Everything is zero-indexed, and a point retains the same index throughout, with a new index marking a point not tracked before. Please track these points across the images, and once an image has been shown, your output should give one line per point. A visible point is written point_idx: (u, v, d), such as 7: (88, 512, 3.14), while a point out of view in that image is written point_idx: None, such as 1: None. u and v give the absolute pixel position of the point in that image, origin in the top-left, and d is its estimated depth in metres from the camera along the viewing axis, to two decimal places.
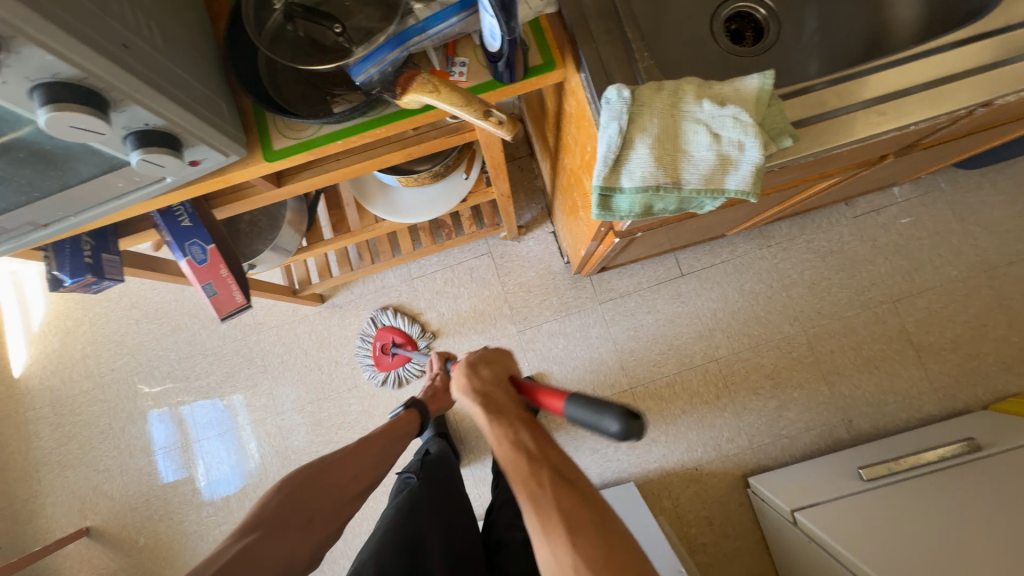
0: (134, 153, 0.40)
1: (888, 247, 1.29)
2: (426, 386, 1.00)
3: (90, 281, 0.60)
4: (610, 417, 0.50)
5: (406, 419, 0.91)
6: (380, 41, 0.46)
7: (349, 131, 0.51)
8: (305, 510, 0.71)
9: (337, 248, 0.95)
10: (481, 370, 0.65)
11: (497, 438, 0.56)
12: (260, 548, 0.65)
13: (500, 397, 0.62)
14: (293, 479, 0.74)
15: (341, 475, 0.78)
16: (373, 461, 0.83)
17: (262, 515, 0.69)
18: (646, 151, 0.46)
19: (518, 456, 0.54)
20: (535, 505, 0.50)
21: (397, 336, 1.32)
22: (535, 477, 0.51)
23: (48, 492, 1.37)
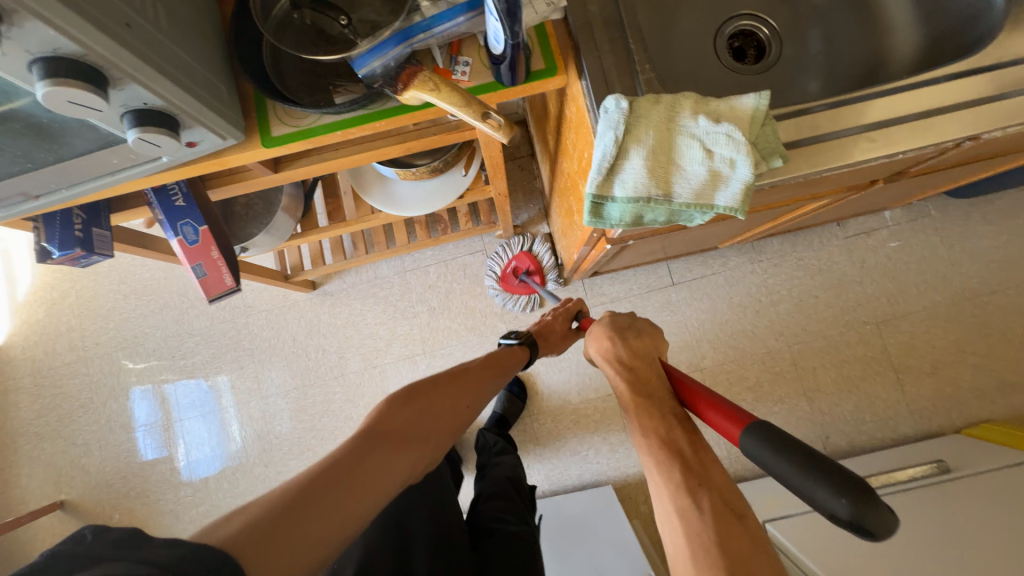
0: (130, 131, 0.40)
1: (875, 270, 1.31)
2: (539, 321, 0.93)
3: (78, 255, 0.60)
4: (832, 489, 0.43)
5: (514, 355, 0.82)
6: (384, 36, 0.46)
7: (348, 122, 0.52)
8: (424, 427, 0.64)
9: (331, 236, 0.95)
10: (630, 340, 0.71)
11: (645, 429, 0.58)
12: (381, 454, 0.57)
13: (649, 382, 0.65)
14: (430, 390, 0.68)
15: (468, 397, 0.72)
16: (474, 393, 0.73)
17: (386, 421, 0.61)
18: (640, 162, 0.47)
19: (671, 460, 0.54)
20: (687, 514, 0.49)
21: (530, 264, 1.28)
22: (687, 488, 0.51)
23: (24, 463, 1.36)
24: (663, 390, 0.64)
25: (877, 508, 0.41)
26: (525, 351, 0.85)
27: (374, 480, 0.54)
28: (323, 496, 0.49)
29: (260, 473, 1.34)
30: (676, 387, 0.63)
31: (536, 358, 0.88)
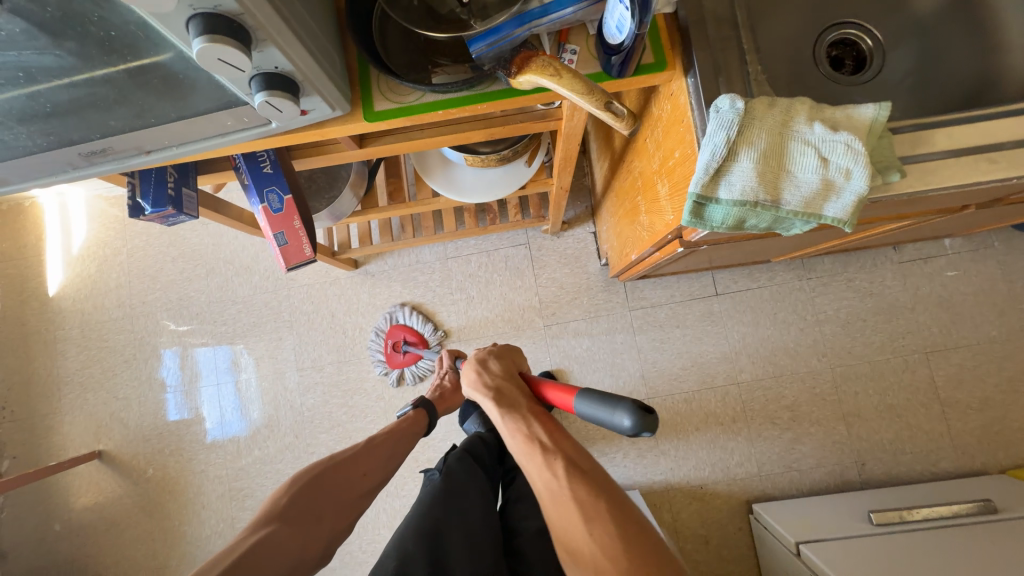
0: (258, 94, 0.41)
1: (929, 298, 1.27)
2: (432, 389, 1.00)
3: (168, 214, 0.61)
4: (622, 411, 0.51)
5: (412, 421, 0.87)
6: (502, 21, 0.46)
7: (451, 102, 0.51)
8: (315, 507, 0.66)
9: (389, 217, 0.96)
10: (492, 365, 0.73)
11: (513, 431, 0.62)
12: (273, 544, 0.59)
13: (511, 394, 0.67)
14: (327, 473, 0.69)
15: (370, 471, 0.74)
16: (374, 464, 0.75)
17: (281, 510, 0.63)
18: (750, 165, 0.46)
19: (531, 447, 0.59)
20: (552, 484, 0.55)
21: (410, 334, 1.33)
22: (551, 469, 0.56)
23: (67, 411, 1.41)
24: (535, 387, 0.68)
25: (647, 412, 0.50)
26: (422, 419, 0.89)
27: (261, 572, 0.56)
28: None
29: (289, 443, 1.36)
30: (534, 390, 0.68)
31: (436, 416, 0.93)
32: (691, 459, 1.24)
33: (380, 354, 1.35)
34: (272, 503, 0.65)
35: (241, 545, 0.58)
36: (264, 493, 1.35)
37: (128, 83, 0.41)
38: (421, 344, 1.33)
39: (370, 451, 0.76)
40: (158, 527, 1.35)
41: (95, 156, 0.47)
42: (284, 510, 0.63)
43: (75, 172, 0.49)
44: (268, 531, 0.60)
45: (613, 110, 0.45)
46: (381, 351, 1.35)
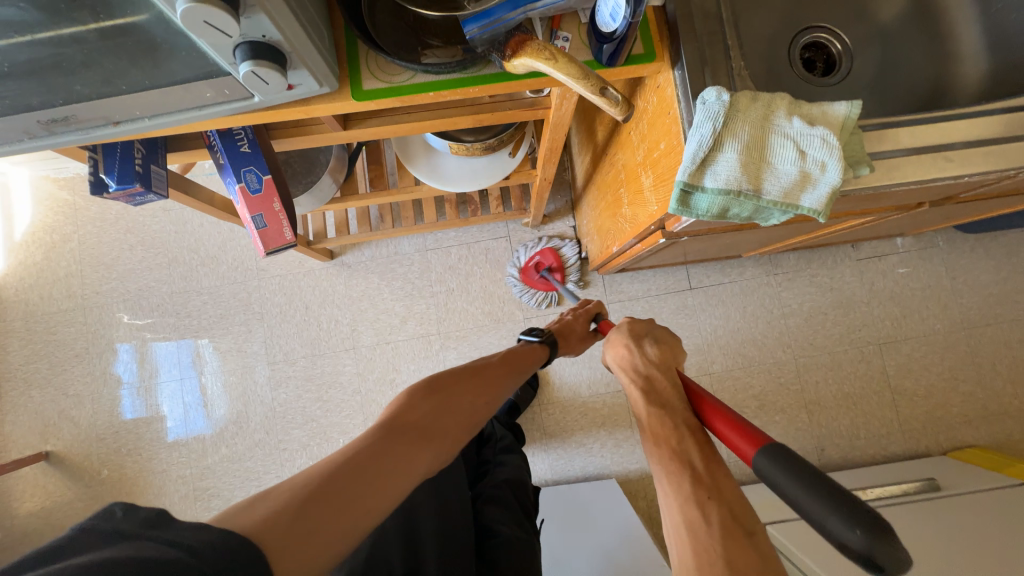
0: (243, 63, 0.39)
1: (883, 293, 1.36)
2: (558, 321, 0.91)
3: (135, 192, 0.57)
4: (845, 520, 0.36)
5: (532, 353, 0.80)
6: (497, 2, 0.45)
7: (442, 84, 0.51)
8: (443, 419, 0.58)
9: (370, 204, 0.94)
10: (649, 349, 0.64)
11: (656, 438, 0.52)
12: (401, 447, 0.51)
13: (665, 392, 0.58)
14: (449, 387, 0.61)
15: (488, 395, 0.65)
16: (493, 388, 0.67)
17: (405, 415, 0.55)
18: (734, 156, 0.48)
19: (680, 468, 0.48)
20: (695, 525, 0.44)
21: (553, 259, 1.28)
22: (699, 506, 0.45)
23: (8, 410, 1.30)
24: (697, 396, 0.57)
25: (893, 547, 0.34)
26: (540, 352, 0.82)
27: (391, 474, 0.48)
28: (337, 507, 0.42)
29: (260, 440, 1.31)
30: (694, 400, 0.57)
31: (554, 356, 0.86)
32: None
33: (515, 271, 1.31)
34: (392, 407, 0.57)
35: (362, 443, 0.50)
36: (231, 492, 1.29)
37: (100, 45, 0.38)
38: (561, 273, 1.29)
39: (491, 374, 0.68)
40: None
41: (57, 125, 0.44)
42: (405, 416, 0.55)
43: (34, 141, 0.46)
44: (394, 431, 0.52)
45: (609, 96, 0.45)
46: (517, 268, 1.31)
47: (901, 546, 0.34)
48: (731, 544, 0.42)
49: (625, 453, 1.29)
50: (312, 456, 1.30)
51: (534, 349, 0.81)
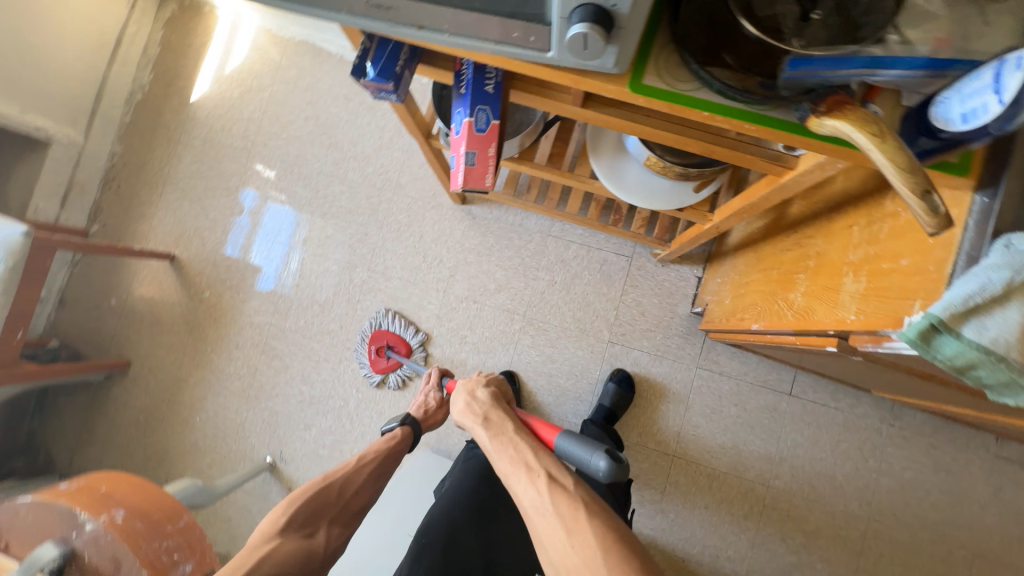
0: (578, 20, 0.38)
1: (1006, 504, 1.17)
2: (416, 407, 1.12)
3: (383, 87, 0.61)
4: (598, 454, 0.67)
5: (395, 439, 1.01)
6: (840, 55, 0.41)
7: (723, 109, 0.48)
8: (321, 496, 0.88)
9: (541, 175, 0.94)
10: (479, 390, 0.88)
11: (502, 454, 0.75)
12: (289, 552, 0.80)
13: (496, 414, 0.82)
14: (325, 493, 0.89)
15: (357, 467, 0.94)
16: (371, 463, 0.95)
17: (281, 530, 0.82)
18: (1019, 320, 0.41)
19: (512, 466, 0.73)
20: (534, 492, 0.69)
21: (397, 342, 1.34)
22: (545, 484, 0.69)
23: (161, 207, 1.50)
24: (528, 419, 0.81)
25: (618, 467, 0.65)
26: (405, 440, 1.03)
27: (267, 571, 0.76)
28: None
29: (331, 330, 1.41)
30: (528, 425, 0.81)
31: (421, 432, 1.08)
32: (686, 531, 1.22)
33: (365, 356, 1.36)
34: (277, 521, 0.84)
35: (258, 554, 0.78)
36: (291, 361, 1.41)
37: None
38: (405, 349, 1.35)
39: (370, 466, 0.95)
40: (192, 343, 1.44)
41: (377, 10, 0.47)
42: (282, 529, 0.83)
43: (346, 16, 0.49)
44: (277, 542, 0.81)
45: (928, 201, 0.38)
46: (367, 355, 1.36)
47: (624, 466, 0.66)
48: (556, 500, 0.67)
49: (644, 514, 1.24)
50: (368, 366, 1.38)
51: (399, 433, 1.03)
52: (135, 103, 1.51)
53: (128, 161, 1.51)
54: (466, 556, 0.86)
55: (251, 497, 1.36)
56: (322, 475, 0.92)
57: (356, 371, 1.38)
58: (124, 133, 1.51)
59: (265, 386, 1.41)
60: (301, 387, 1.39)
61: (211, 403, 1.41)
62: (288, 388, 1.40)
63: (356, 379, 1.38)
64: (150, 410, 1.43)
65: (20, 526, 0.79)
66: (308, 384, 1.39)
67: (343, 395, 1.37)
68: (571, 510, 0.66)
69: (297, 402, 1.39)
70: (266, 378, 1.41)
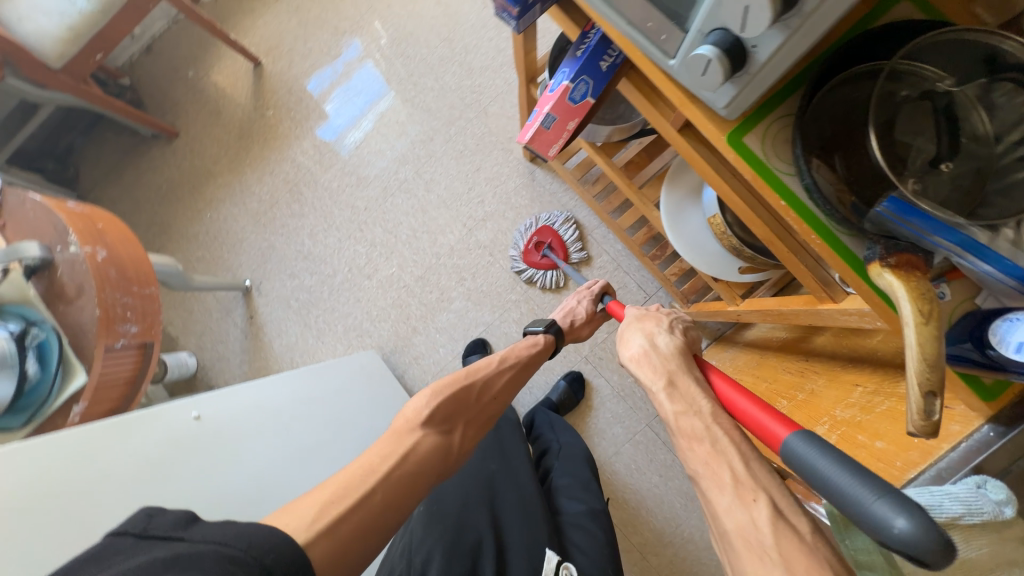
0: (711, 42, 0.36)
1: None
2: (568, 313, 0.96)
3: (508, 9, 0.58)
4: (888, 503, 0.32)
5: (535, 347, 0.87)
6: (941, 221, 0.38)
7: (801, 208, 0.44)
8: (462, 401, 0.72)
9: (610, 177, 0.90)
10: (659, 338, 0.62)
11: (699, 427, 0.48)
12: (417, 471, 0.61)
13: (682, 368, 0.57)
14: (466, 390, 0.73)
15: (496, 369, 0.79)
16: (498, 399, 0.78)
17: (425, 422, 0.66)
18: None
19: (720, 470, 0.44)
20: (769, 527, 0.40)
21: (553, 238, 1.28)
22: (761, 508, 0.41)
23: (272, 14, 1.50)
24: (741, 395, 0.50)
25: (942, 547, 0.30)
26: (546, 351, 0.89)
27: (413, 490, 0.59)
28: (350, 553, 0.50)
29: (356, 205, 1.43)
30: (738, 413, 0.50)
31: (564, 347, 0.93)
32: None
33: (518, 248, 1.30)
34: (418, 410, 0.67)
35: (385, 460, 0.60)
36: (308, 212, 1.45)
37: None
38: (563, 253, 1.28)
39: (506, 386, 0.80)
40: (236, 149, 1.49)
41: None
42: (427, 419, 0.66)
43: None
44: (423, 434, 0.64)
45: (927, 404, 0.35)
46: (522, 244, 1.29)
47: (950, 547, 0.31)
48: (793, 560, 0.38)
49: None
50: (369, 255, 1.40)
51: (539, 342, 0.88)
52: None
53: None
54: (477, 536, 0.74)
55: (216, 305, 1.45)
56: (456, 373, 0.76)
57: (357, 253, 1.41)
58: None
59: (276, 221, 1.46)
60: (305, 239, 1.44)
61: (225, 209, 1.47)
62: (294, 233, 1.45)
63: (353, 259, 1.41)
64: (174, 186, 1.50)
65: (21, 215, 0.85)
66: (312, 240, 1.43)
67: (334, 267, 1.42)
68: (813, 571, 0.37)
69: (295, 249, 1.44)
70: (280, 214, 1.46)
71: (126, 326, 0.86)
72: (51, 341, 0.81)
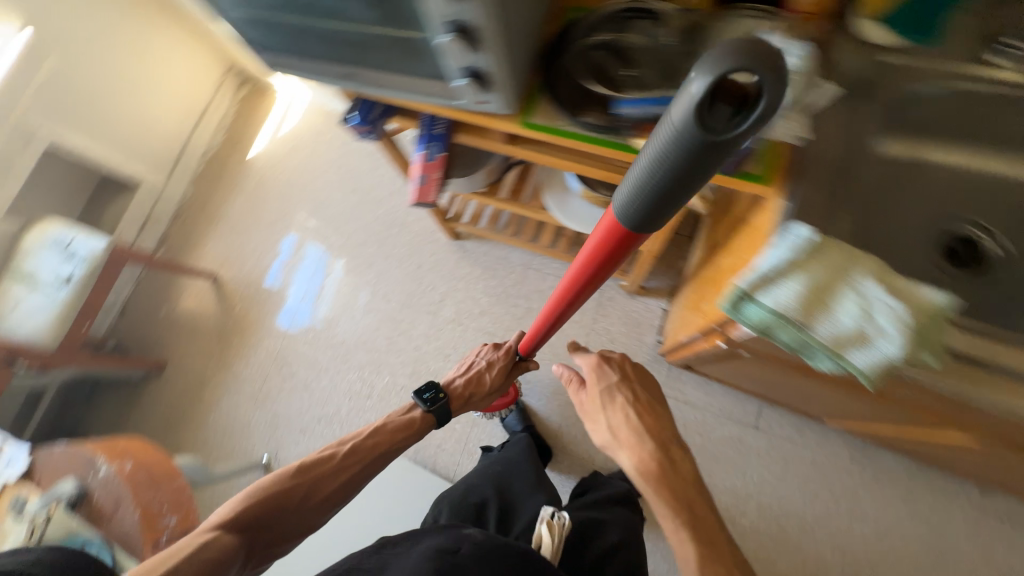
0: (463, 76, 0.59)
1: (993, 564, 1.09)
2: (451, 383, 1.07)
3: (363, 130, 0.85)
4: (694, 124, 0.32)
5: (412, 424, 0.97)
6: (653, 97, 0.59)
7: (584, 138, 0.65)
8: (287, 496, 0.80)
9: (503, 207, 1.12)
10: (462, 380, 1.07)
11: (630, 444, 0.79)
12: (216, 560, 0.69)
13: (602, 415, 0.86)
14: (291, 489, 0.81)
15: (357, 462, 0.88)
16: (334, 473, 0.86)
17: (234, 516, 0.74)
18: (800, 289, 0.52)
19: (626, 449, 0.80)
20: (637, 462, 0.76)
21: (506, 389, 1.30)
22: (653, 460, 0.76)
23: (214, 237, 1.81)
24: (637, 369, 0.91)
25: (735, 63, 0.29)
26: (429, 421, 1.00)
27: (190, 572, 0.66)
28: None
29: (334, 342, 1.59)
30: (627, 371, 0.90)
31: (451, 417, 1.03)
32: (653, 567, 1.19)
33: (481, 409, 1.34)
34: (229, 510, 0.76)
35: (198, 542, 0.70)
36: (297, 369, 1.59)
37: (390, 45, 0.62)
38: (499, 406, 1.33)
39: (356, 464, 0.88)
40: (218, 351, 1.67)
41: (349, 76, 0.70)
42: (237, 516, 0.75)
43: (334, 82, 0.73)
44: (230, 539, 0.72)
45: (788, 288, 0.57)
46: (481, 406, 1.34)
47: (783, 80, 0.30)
48: (661, 494, 0.72)
49: None
50: (362, 377, 1.53)
51: (415, 418, 0.99)
52: (209, 157, 1.90)
53: (195, 200, 1.86)
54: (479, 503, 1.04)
55: None
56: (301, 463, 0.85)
57: (350, 382, 1.53)
58: (197, 179, 1.88)
59: (273, 391, 1.58)
60: (303, 393, 1.55)
61: (225, 404, 1.59)
62: (291, 394, 1.56)
63: (349, 389, 1.53)
64: (174, 409, 1.63)
65: (50, 468, 0.96)
66: (309, 390, 1.55)
67: (336, 403, 1.52)
68: (670, 503, 0.71)
69: (297, 406, 1.54)
70: (274, 385, 1.59)
71: (165, 518, 0.90)
72: (103, 552, 0.89)
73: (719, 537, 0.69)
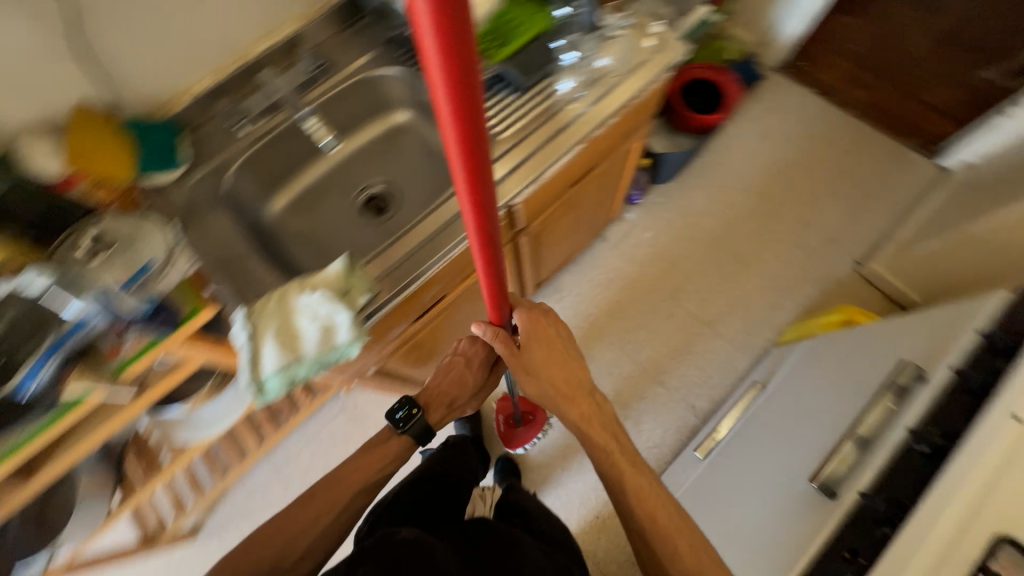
0: None
1: (648, 258, 1.57)
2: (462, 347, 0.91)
3: None
4: None
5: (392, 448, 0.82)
6: (33, 360, 0.58)
7: (42, 428, 0.61)
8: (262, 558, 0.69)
9: (155, 489, 0.99)
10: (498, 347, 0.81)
11: (576, 409, 0.87)
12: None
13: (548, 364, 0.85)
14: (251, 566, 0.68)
15: (346, 494, 0.78)
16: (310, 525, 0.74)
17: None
18: (271, 344, 0.63)
19: (581, 423, 0.88)
20: (575, 425, 0.88)
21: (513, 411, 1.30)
22: (575, 419, 0.87)
23: None
24: (545, 316, 0.87)
25: None
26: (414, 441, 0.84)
27: None
28: None
29: None
30: (533, 319, 0.85)
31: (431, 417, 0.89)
32: (577, 496, 1.33)
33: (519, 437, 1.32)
34: None
35: None
36: None
37: None
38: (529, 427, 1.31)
39: (328, 493, 0.78)
40: None
41: None
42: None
43: None
44: None
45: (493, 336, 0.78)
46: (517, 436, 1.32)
47: None
48: (596, 443, 0.87)
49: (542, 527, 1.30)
50: None
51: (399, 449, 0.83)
52: None
53: None
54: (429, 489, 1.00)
55: None
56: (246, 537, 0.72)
57: None
58: None
59: None
60: None
61: None
62: None
63: None
64: None
65: None
66: None
67: None
68: (610, 450, 0.86)
69: None
70: None
71: None
72: None
73: (642, 468, 0.85)
